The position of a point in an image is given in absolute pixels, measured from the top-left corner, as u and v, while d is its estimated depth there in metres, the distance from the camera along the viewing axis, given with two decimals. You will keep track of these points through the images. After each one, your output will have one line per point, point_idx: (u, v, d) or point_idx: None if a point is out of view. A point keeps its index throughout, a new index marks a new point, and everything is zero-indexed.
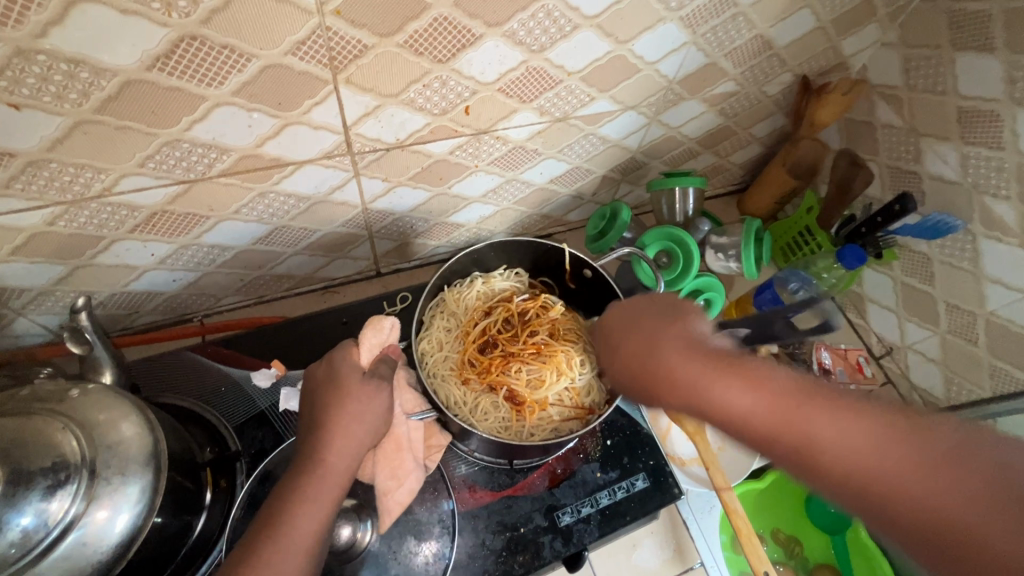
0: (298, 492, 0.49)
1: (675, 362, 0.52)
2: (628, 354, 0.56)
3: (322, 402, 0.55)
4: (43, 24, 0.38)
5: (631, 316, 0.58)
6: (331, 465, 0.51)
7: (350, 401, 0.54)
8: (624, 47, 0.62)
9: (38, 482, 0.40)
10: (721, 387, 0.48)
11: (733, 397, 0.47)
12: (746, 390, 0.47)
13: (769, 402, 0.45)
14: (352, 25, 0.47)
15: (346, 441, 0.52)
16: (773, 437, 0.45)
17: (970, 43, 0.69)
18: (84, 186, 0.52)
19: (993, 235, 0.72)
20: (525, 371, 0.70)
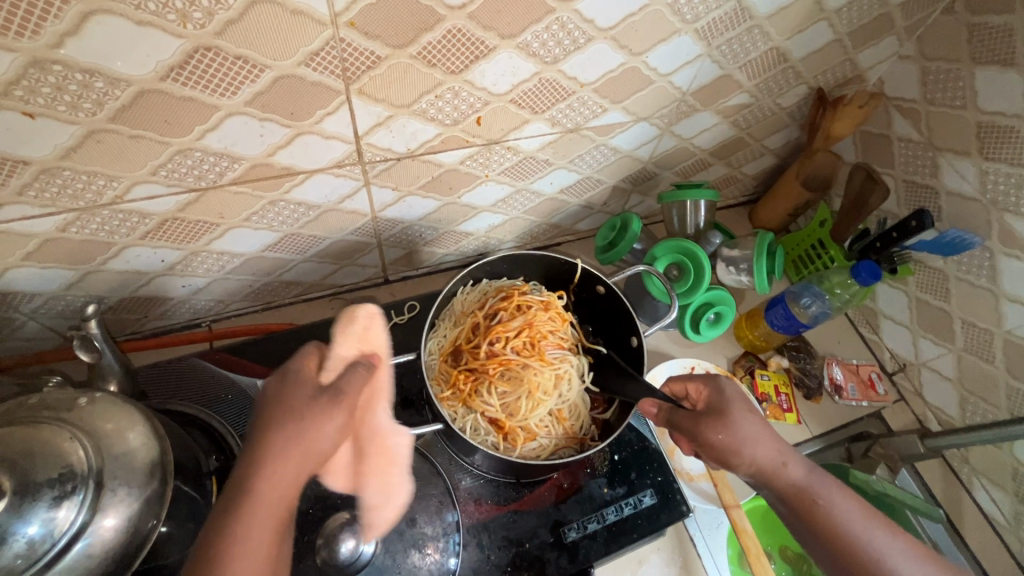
0: (229, 525, 0.42)
1: (781, 451, 0.58)
2: (741, 421, 0.59)
3: (262, 421, 0.48)
4: (59, 34, 0.39)
5: (737, 391, 0.63)
6: (261, 490, 0.44)
7: (298, 424, 0.48)
8: (638, 59, 0.61)
9: (44, 493, 0.39)
10: (825, 492, 0.56)
11: (791, 472, 0.57)
12: (844, 502, 0.56)
13: (852, 523, 0.54)
14: (367, 36, 0.47)
15: (283, 459, 0.46)
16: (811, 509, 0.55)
17: (991, 58, 0.68)
18: (96, 194, 0.52)
19: (1011, 252, 0.71)
20: (502, 388, 0.69)
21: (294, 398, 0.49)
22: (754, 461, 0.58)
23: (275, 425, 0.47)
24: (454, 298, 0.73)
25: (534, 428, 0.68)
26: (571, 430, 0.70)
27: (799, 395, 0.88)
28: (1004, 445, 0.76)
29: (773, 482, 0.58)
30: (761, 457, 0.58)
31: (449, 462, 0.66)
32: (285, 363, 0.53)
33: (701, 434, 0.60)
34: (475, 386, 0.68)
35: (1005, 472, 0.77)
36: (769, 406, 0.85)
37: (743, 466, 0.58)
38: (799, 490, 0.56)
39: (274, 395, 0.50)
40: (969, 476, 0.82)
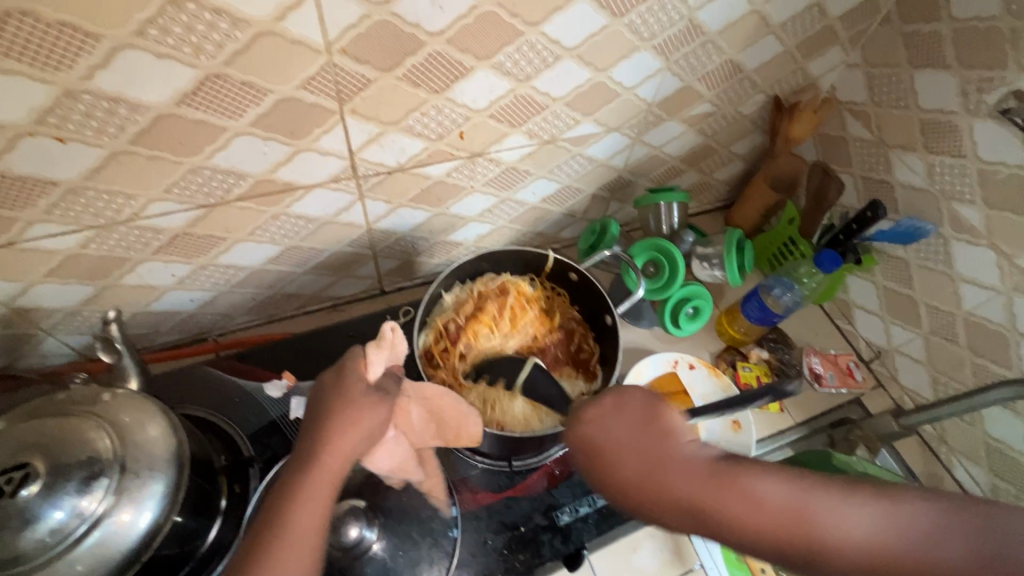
0: (295, 490, 0.49)
1: (721, 488, 0.46)
2: (657, 484, 0.48)
3: (321, 406, 0.55)
4: (90, 68, 0.44)
5: (613, 405, 0.53)
6: (312, 459, 0.51)
7: (342, 406, 0.54)
8: (603, 74, 0.68)
9: (74, 475, 0.43)
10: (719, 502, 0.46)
11: (682, 485, 0.47)
12: (758, 489, 0.46)
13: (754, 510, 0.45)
14: (358, 61, 0.53)
15: (337, 436, 0.52)
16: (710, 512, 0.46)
17: (926, 61, 0.75)
18: (116, 212, 0.57)
19: (962, 237, 0.77)
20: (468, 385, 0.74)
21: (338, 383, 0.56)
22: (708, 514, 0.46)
23: (329, 407, 0.54)
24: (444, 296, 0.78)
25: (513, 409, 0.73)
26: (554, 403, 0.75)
27: (781, 384, 0.93)
28: (975, 420, 0.80)
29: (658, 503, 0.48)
30: (638, 477, 0.49)
31: (447, 455, 0.70)
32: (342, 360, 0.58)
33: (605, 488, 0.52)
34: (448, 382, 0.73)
35: (979, 448, 0.81)
36: None
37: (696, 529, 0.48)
38: (772, 525, 0.44)
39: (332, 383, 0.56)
40: (949, 455, 0.86)
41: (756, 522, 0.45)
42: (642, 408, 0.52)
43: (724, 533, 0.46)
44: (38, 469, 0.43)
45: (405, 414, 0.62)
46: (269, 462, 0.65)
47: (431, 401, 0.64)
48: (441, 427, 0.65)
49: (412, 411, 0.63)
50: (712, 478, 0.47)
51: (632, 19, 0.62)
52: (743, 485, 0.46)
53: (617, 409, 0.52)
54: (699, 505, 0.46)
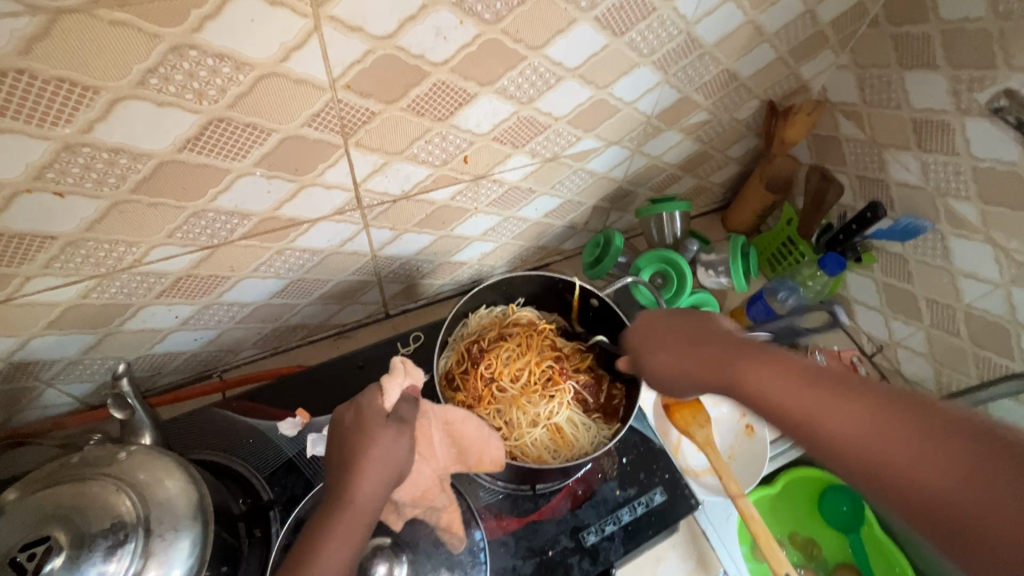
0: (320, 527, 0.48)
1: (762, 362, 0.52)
2: (704, 361, 0.57)
3: (345, 436, 0.53)
4: (89, 121, 0.43)
5: (674, 321, 0.64)
6: (332, 494, 0.50)
7: (356, 441, 0.52)
8: (604, 91, 0.68)
9: (99, 544, 0.42)
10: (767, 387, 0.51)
11: (742, 378, 0.52)
12: (799, 383, 0.49)
13: (802, 399, 0.47)
14: (362, 96, 0.52)
15: (351, 468, 0.51)
16: (763, 404, 0.50)
17: (916, 62, 0.76)
18: (117, 260, 0.56)
19: (959, 233, 0.78)
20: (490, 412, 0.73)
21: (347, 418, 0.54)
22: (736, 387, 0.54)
23: (343, 440, 0.53)
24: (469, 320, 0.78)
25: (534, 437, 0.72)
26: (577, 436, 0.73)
27: None
28: (979, 410, 0.81)
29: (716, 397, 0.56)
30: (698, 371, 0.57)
31: (469, 482, 0.69)
32: (356, 398, 0.55)
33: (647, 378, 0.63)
34: (464, 404, 0.73)
35: None
36: None
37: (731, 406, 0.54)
38: (798, 395, 0.48)
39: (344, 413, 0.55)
40: None
41: (794, 408, 0.48)
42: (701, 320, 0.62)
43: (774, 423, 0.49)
44: (60, 541, 0.41)
45: (427, 440, 0.59)
46: (289, 503, 0.64)
47: (453, 425, 0.61)
48: (464, 453, 0.62)
49: (434, 436, 0.59)
50: (768, 371, 0.51)
51: (632, 36, 0.62)
52: (800, 381, 0.49)
53: (685, 323, 0.63)
54: (762, 397, 0.50)
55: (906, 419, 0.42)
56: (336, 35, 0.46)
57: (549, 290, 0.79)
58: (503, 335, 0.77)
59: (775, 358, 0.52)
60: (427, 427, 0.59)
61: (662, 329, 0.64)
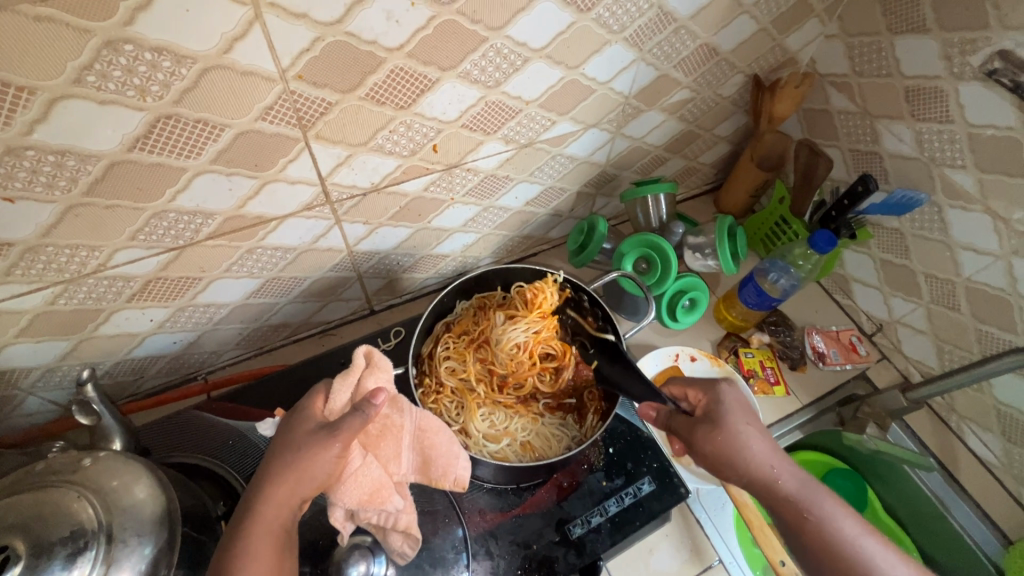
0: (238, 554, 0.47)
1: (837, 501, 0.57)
2: (782, 472, 0.58)
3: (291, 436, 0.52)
4: (29, 122, 0.42)
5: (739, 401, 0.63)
6: (265, 515, 0.49)
7: (304, 457, 0.50)
8: (575, 72, 0.65)
9: (58, 552, 0.41)
10: (816, 503, 0.56)
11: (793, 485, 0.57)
12: (840, 514, 0.55)
13: (841, 526, 0.55)
14: (315, 86, 0.51)
15: (299, 486, 0.50)
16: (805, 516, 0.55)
17: (906, 27, 0.72)
18: (80, 265, 0.55)
19: (956, 204, 0.75)
20: (454, 403, 0.74)
21: (297, 431, 0.52)
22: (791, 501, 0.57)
23: (281, 457, 0.51)
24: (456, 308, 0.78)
25: (493, 447, 0.73)
26: (539, 451, 0.74)
27: (785, 367, 0.92)
28: (983, 387, 0.78)
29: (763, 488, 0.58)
30: (758, 460, 0.58)
31: None
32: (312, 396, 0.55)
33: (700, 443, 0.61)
34: (431, 389, 0.73)
35: (989, 414, 0.80)
36: (757, 382, 0.88)
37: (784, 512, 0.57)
38: (864, 541, 0.54)
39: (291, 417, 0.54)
40: (959, 423, 0.85)
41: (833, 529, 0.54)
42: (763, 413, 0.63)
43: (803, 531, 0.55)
44: (18, 550, 0.40)
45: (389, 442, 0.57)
46: None
47: (421, 430, 0.59)
48: (427, 464, 0.59)
49: (393, 439, 0.57)
50: (817, 491, 0.57)
51: (599, 12, 0.60)
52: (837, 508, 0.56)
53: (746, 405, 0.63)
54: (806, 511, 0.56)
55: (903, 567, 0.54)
56: (279, 22, 0.44)
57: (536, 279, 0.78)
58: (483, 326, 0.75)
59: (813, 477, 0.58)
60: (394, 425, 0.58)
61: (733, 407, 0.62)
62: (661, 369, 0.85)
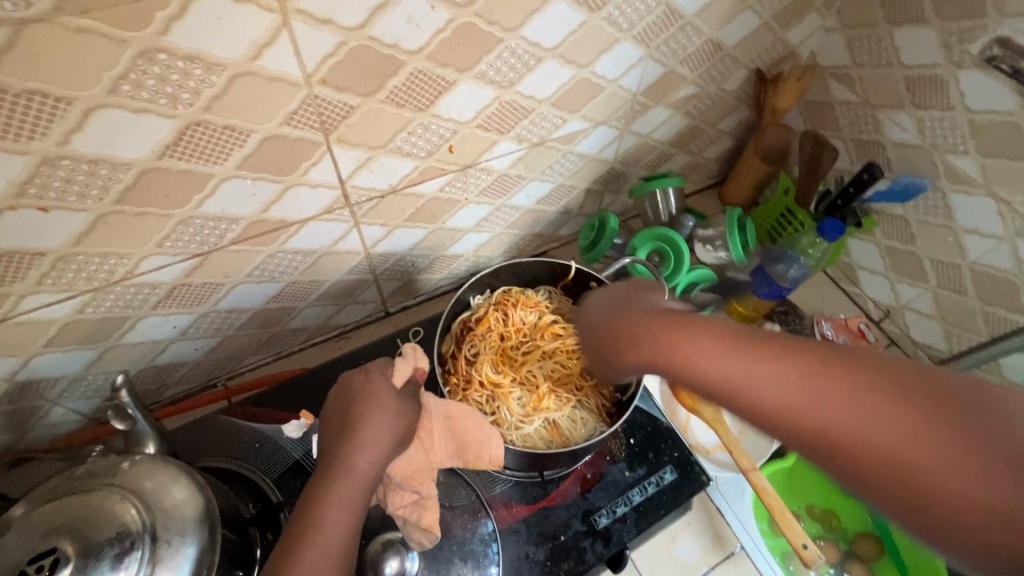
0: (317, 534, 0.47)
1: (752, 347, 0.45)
2: (699, 343, 0.47)
3: (347, 415, 0.55)
4: (65, 133, 0.43)
5: (640, 306, 0.56)
6: (354, 469, 0.51)
7: (370, 424, 0.54)
8: (586, 70, 0.67)
9: (106, 553, 0.42)
10: (729, 360, 0.45)
11: (705, 356, 0.46)
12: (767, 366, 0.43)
13: (777, 377, 0.42)
14: (339, 90, 0.52)
15: (372, 450, 0.53)
16: (726, 385, 0.44)
17: (904, 17, 0.74)
18: (109, 272, 0.56)
19: (959, 189, 0.77)
20: (484, 395, 0.73)
21: (382, 394, 0.56)
22: (829, 386, 0.40)
23: (342, 433, 0.54)
24: (476, 304, 0.79)
25: (525, 427, 0.72)
26: (567, 434, 0.73)
27: None
28: (992, 368, 0.80)
29: (684, 377, 0.47)
30: (655, 351, 0.50)
31: (477, 473, 0.69)
32: (357, 387, 0.57)
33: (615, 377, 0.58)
34: (457, 387, 0.73)
35: None
36: None
37: (746, 381, 0.43)
38: (796, 384, 0.41)
39: (359, 385, 0.57)
40: None
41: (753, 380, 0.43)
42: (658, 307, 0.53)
43: (727, 394, 0.44)
44: (68, 552, 0.41)
45: (427, 431, 0.60)
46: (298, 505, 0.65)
47: (455, 420, 0.62)
48: (463, 448, 0.61)
49: (435, 427, 0.60)
50: (728, 341, 0.46)
51: (610, 11, 0.61)
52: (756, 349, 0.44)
53: (632, 306, 0.56)
54: (723, 375, 0.45)
55: (884, 392, 0.39)
56: (306, 29, 0.45)
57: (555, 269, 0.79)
58: (503, 319, 0.76)
59: (769, 334, 0.46)
60: (427, 417, 0.60)
61: (635, 317, 0.54)
62: None
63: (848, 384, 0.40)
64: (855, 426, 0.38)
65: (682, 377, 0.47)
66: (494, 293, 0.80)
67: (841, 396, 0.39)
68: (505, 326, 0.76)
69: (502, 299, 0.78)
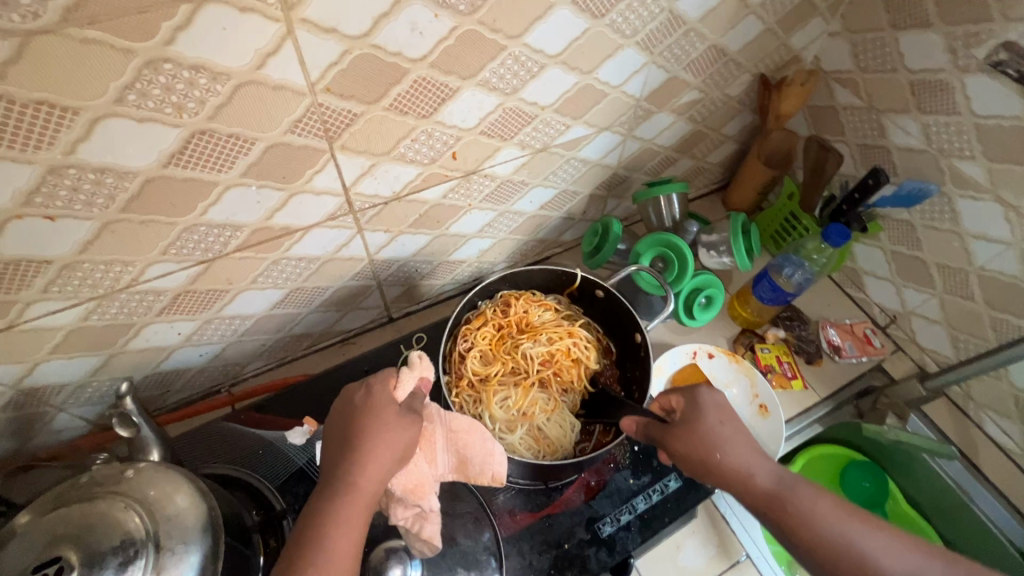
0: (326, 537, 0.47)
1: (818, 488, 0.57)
2: (756, 471, 0.58)
3: (347, 431, 0.53)
4: (71, 142, 0.43)
5: (704, 409, 0.62)
6: (360, 489, 0.50)
7: (373, 443, 0.51)
8: (589, 77, 0.67)
9: (109, 561, 0.41)
10: (797, 496, 0.56)
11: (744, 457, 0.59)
12: (819, 500, 0.56)
13: (827, 510, 0.55)
14: (343, 98, 0.52)
15: (378, 469, 0.51)
16: (781, 503, 0.56)
17: (909, 22, 0.74)
18: (114, 280, 0.56)
19: (966, 194, 0.76)
20: (472, 396, 0.73)
21: (384, 412, 0.53)
22: (863, 529, 0.54)
23: (344, 451, 0.52)
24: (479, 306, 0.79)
25: (508, 436, 0.71)
26: (552, 442, 0.72)
27: (802, 361, 0.92)
28: (1000, 374, 0.79)
29: (743, 490, 0.58)
30: (716, 456, 0.59)
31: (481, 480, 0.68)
32: (357, 399, 0.54)
33: (673, 448, 0.60)
34: (454, 382, 0.74)
35: (1007, 401, 0.80)
36: (775, 376, 0.89)
37: (807, 513, 0.55)
38: (845, 526, 0.54)
39: (360, 403, 0.54)
40: (977, 412, 0.86)
41: (819, 523, 0.54)
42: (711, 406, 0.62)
43: (792, 524, 0.55)
44: (72, 560, 0.41)
45: (429, 443, 0.59)
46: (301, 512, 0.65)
47: (457, 433, 0.60)
48: (465, 462, 0.60)
49: (438, 438, 0.59)
50: (780, 482, 0.57)
51: (613, 18, 0.61)
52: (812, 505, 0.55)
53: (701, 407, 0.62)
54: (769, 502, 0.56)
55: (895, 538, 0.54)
56: (310, 37, 0.46)
57: (558, 276, 0.79)
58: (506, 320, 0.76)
59: (819, 501, 0.56)
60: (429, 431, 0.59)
61: (704, 418, 0.61)
62: (679, 368, 0.86)
63: (869, 522, 0.55)
64: (876, 553, 0.53)
65: (772, 505, 0.56)
66: (499, 296, 0.79)
67: (869, 536, 0.54)
68: (508, 327, 0.76)
69: (508, 303, 0.78)
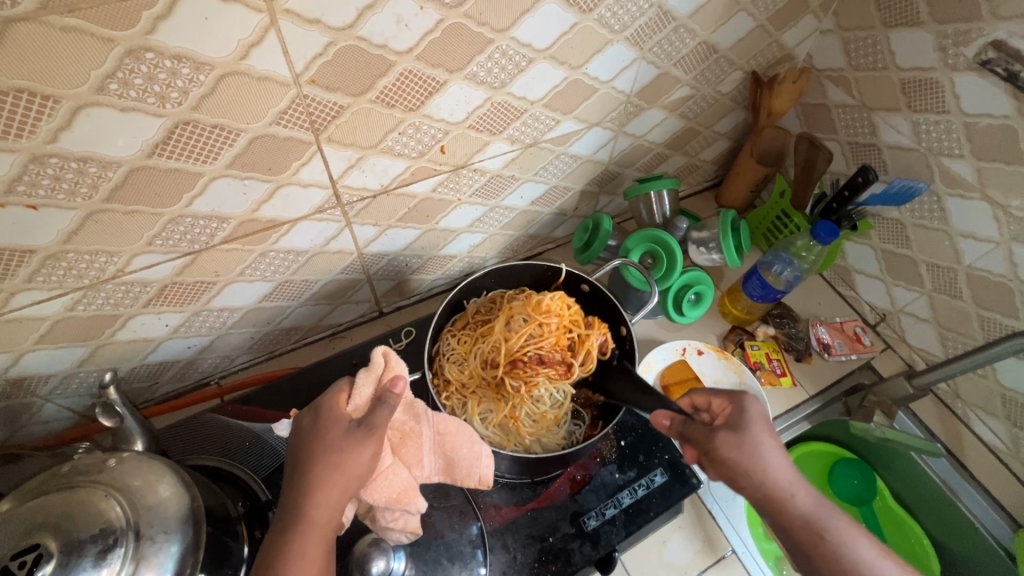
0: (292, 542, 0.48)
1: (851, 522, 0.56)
2: (796, 494, 0.56)
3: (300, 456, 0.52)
4: (53, 131, 0.43)
5: (749, 423, 0.59)
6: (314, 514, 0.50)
7: (324, 467, 0.51)
8: (578, 72, 0.67)
9: (88, 549, 0.42)
10: (832, 526, 0.55)
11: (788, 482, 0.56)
12: (852, 536, 0.55)
13: (858, 545, 0.54)
14: (329, 90, 0.52)
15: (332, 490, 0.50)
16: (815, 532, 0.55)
17: (900, 20, 0.74)
18: (99, 270, 0.56)
19: (955, 192, 0.76)
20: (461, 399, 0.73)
21: (330, 434, 0.52)
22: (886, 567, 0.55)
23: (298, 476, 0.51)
24: (466, 305, 0.79)
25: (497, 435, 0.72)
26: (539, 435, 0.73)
27: (791, 358, 0.93)
28: (987, 372, 0.79)
29: (780, 511, 0.56)
30: (762, 474, 0.56)
31: None
32: (311, 414, 0.54)
33: (721, 455, 0.57)
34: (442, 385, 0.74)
35: (995, 399, 0.81)
36: (764, 373, 0.89)
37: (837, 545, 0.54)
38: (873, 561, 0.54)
39: (309, 425, 0.54)
40: (965, 410, 0.86)
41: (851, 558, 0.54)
42: (755, 419, 0.59)
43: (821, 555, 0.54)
44: (50, 548, 0.41)
45: (415, 446, 0.59)
46: None
47: (442, 436, 0.60)
48: (453, 464, 0.61)
49: (425, 440, 0.59)
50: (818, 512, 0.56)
51: (601, 13, 0.61)
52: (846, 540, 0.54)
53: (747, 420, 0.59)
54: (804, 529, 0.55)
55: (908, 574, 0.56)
56: (294, 28, 0.46)
57: (543, 273, 0.79)
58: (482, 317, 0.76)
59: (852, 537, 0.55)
60: (416, 432, 0.59)
61: (750, 433, 0.58)
62: (669, 364, 0.87)
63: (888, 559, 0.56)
64: None
65: (806, 532, 0.55)
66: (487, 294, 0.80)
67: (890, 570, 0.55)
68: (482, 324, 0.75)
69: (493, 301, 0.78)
